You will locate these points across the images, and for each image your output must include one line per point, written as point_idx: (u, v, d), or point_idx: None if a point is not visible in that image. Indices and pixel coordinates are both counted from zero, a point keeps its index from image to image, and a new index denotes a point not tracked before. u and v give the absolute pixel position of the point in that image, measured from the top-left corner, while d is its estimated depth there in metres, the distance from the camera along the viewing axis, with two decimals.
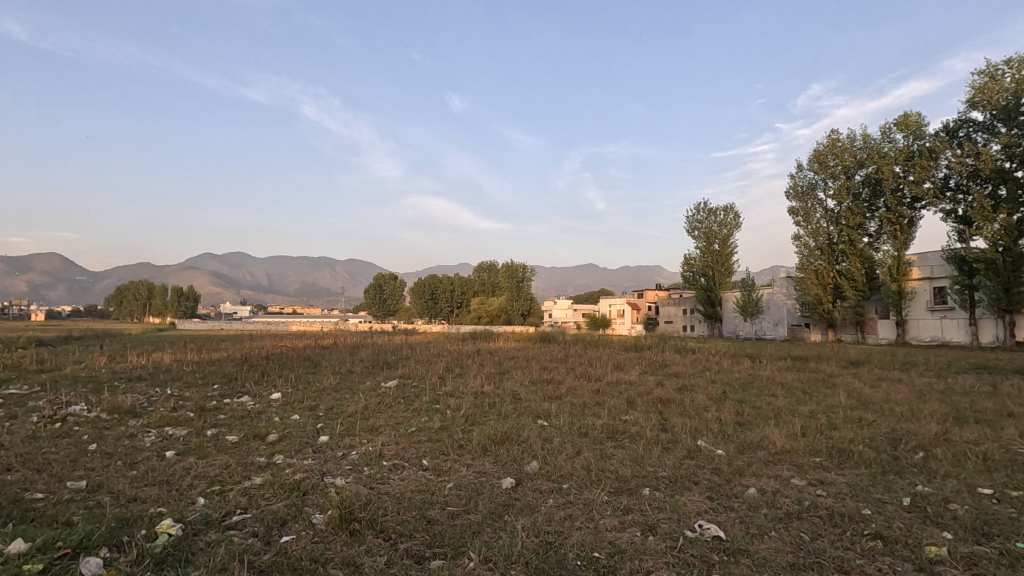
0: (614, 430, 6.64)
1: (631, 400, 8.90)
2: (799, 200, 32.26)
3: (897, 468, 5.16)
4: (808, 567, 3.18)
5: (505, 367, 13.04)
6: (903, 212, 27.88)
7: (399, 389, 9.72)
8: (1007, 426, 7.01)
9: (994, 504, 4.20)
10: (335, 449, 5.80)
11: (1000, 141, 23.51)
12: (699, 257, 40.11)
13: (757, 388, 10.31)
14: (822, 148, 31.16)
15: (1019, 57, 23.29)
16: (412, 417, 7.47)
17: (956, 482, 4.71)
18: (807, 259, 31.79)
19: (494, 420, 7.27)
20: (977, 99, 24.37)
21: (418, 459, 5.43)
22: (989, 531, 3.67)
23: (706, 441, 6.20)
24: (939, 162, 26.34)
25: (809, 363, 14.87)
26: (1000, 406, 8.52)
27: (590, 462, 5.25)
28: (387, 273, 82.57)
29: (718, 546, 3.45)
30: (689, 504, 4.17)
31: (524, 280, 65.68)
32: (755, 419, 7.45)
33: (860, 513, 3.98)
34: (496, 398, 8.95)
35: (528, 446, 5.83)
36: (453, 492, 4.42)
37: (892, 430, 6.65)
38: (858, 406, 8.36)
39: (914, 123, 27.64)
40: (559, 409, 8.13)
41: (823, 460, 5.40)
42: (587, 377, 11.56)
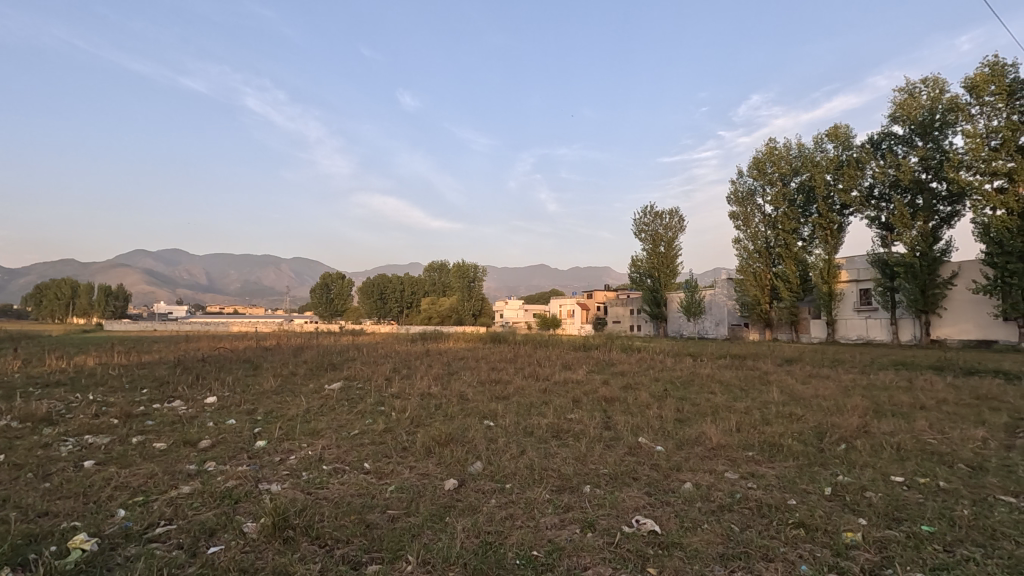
0: (559, 429, 6.73)
1: (577, 399, 9.03)
2: (739, 205, 33.65)
3: (821, 460, 5.46)
4: (736, 556, 3.32)
5: (454, 368, 12.94)
6: (833, 219, 29.58)
7: (343, 391, 9.47)
8: (920, 418, 7.56)
9: (905, 490, 4.53)
10: (273, 453, 5.62)
11: (918, 154, 25.39)
12: (646, 258, 41.20)
13: (698, 386, 10.66)
14: (761, 156, 32.65)
15: (933, 77, 25.23)
16: (356, 419, 7.31)
17: (872, 471, 5.03)
18: (746, 262, 33.25)
19: (440, 421, 7.22)
20: (898, 114, 26.20)
21: (359, 462, 5.32)
22: (899, 515, 3.95)
23: (647, 438, 6.35)
24: (865, 172, 28.12)
25: (747, 362, 15.56)
26: (915, 399, 9.17)
27: (533, 462, 5.29)
28: (334, 272, 80.33)
29: (653, 540, 3.55)
30: (628, 500, 4.28)
31: (475, 281, 65.34)
32: (694, 415, 7.72)
33: (785, 503, 4.19)
34: (442, 399, 8.88)
35: (473, 447, 5.83)
36: (394, 495, 4.35)
37: (819, 424, 7.05)
38: (789, 402, 8.81)
39: (843, 134, 29.38)
40: (505, 408, 8.17)
41: (756, 454, 5.66)
42: (535, 377, 11.65)
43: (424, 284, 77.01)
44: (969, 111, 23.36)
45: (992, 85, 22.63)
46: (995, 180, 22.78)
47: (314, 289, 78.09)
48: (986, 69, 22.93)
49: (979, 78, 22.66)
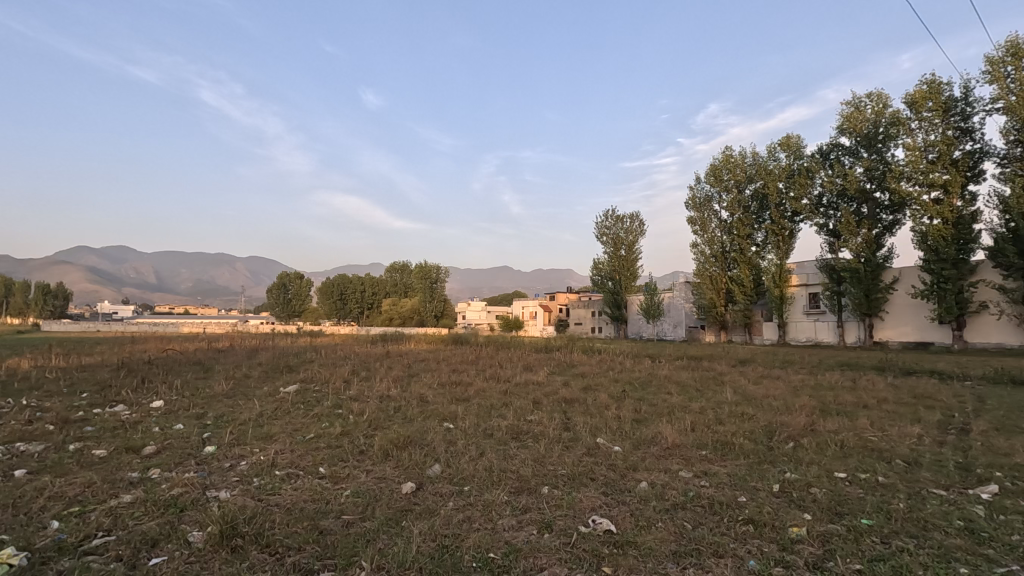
0: (518, 431, 6.75)
1: (538, 401, 9.08)
2: (697, 210, 34.55)
3: (771, 458, 5.66)
4: (688, 553, 3.40)
5: (415, 370, 12.81)
6: (784, 225, 30.72)
7: (300, 394, 9.23)
8: (862, 417, 7.92)
9: (847, 486, 4.74)
10: (223, 459, 5.42)
11: (863, 165, 26.68)
12: (607, 261, 41.84)
13: (655, 387, 10.89)
14: (718, 163, 33.64)
15: (877, 92, 26.58)
16: (311, 423, 7.14)
17: (818, 468, 5.25)
18: (703, 265, 34.17)
19: (399, 424, 7.12)
20: (845, 126, 27.48)
21: (314, 467, 5.19)
22: (841, 510, 4.13)
23: (605, 439, 6.44)
24: (814, 181, 29.34)
25: (703, 363, 16.01)
26: (859, 399, 9.60)
27: (492, 464, 5.28)
28: (292, 272, 78.28)
29: (609, 539, 3.59)
30: (585, 500, 4.32)
31: (437, 281, 64.86)
32: (651, 416, 7.87)
33: (736, 500, 4.32)
34: (402, 402, 8.76)
35: (432, 450, 5.77)
36: (349, 500, 4.26)
37: (769, 423, 7.31)
38: (742, 402, 9.10)
39: (794, 144, 30.57)
40: (465, 410, 8.14)
41: (709, 453, 5.82)
42: (497, 379, 11.65)
43: (385, 284, 75.94)
44: (910, 125, 24.71)
45: (929, 102, 23.99)
46: (933, 191, 24.14)
47: (271, 289, 75.85)
48: (924, 87, 24.31)
49: (918, 94, 24.00)
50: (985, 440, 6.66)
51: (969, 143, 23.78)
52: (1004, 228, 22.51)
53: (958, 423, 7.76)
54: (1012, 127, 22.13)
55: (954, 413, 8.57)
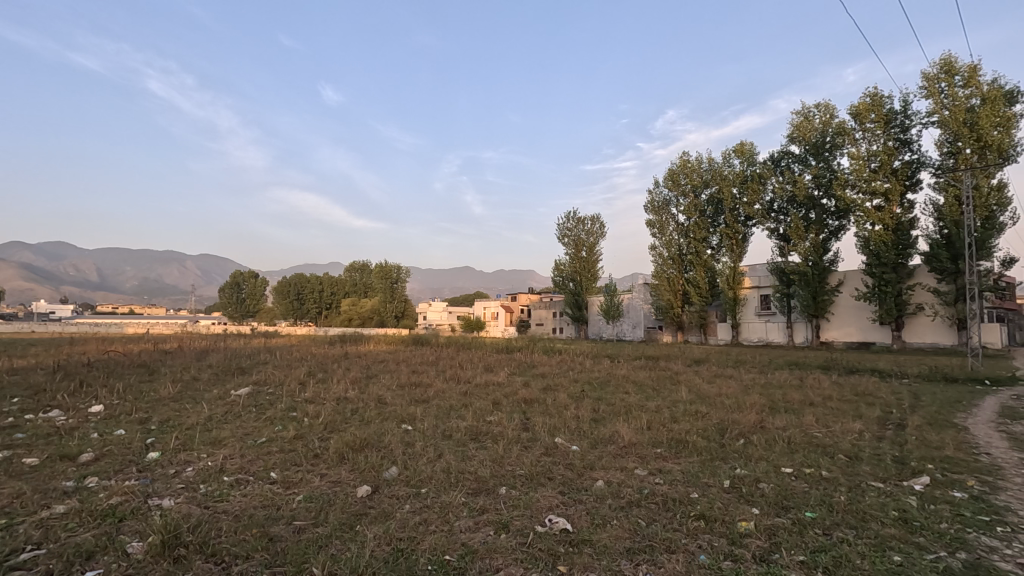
0: (477, 432, 6.72)
1: (498, 402, 9.08)
2: (655, 214, 35.29)
3: (722, 454, 5.84)
4: (641, 550, 3.46)
5: (373, 371, 12.62)
6: (738, 229, 31.76)
7: (251, 397, 8.94)
8: (808, 414, 8.27)
9: (793, 480, 4.93)
10: (167, 465, 5.19)
11: (811, 172, 27.85)
12: (568, 262, 42.25)
13: (613, 386, 11.07)
14: (675, 168, 34.46)
15: (824, 103, 27.82)
16: (264, 426, 6.92)
17: (766, 464, 5.43)
18: (661, 267, 34.94)
19: (355, 426, 6.99)
20: (795, 135, 28.64)
21: (266, 472, 5.03)
22: (787, 504, 4.28)
23: (563, 438, 6.49)
24: (766, 187, 30.45)
25: (660, 363, 16.40)
26: (805, 396, 10.01)
27: (450, 465, 5.25)
28: (246, 271, 75.74)
29: (564, 538, 3.62)
30: (542, 500, 4.34)
31: (397, 281, 64.08)
32: (608, 415, 7.98)
33: (688, 497, 4.43)
34: (359, 404, 8.59)
35: (389, 452, 5.69)
36: (302, 505, 4.15)
37: (720, 420, 7.53)
38: (696, 400, 9.35)
39: (747, 151, 31.66)
40: (424, 412, 8.06)
41: (664, 451, 5.95)
42: (457, 379, 11.60)
43: (344, 284, 74.55)
44: (854, 135, 25.98)
45: (872, 113, 25.28)
46: (875, 199, 25.43)
47: (223, 288, 73.23)
48: (867, 99, 25.62)
49: (862, 106, 25.27)
50: (919, 434, 7.06)
51: (908, 154, 25.17)
52: (938, 234, 23.93)
53: (895, 419, 8.19)
54: (945, 140, 23.56)
55: (891, 410, 9.05)
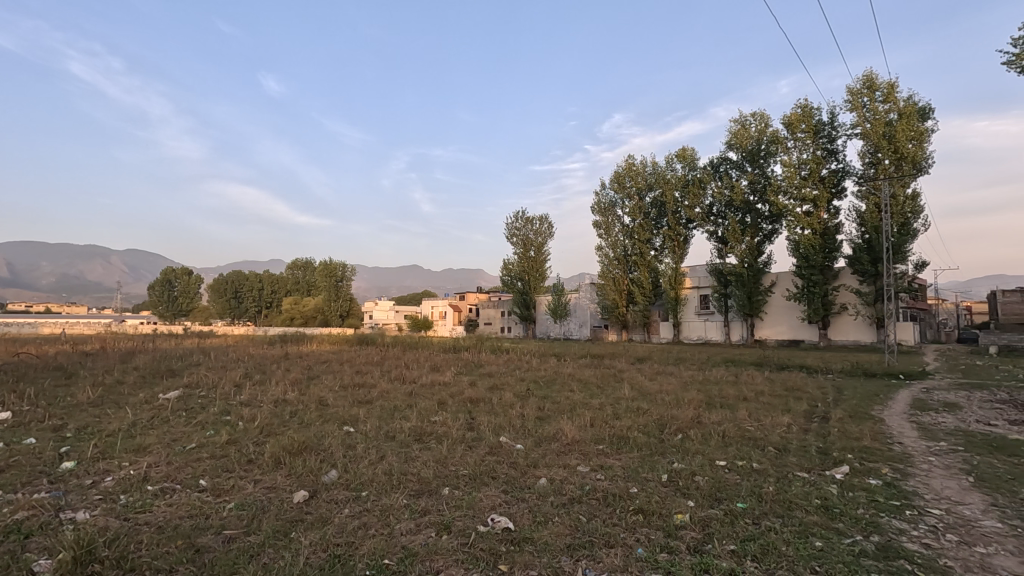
0: (422, 433, 6.63)
1: (444, 401, 9.00)
2: (601, 215, 36.00)
3: (661, 449, 6.02)
4: (582, 546, 3.51)
5: (315, 372, 12.21)
6: (680, 232, 32.86)
7: (181, 401, 8.45)
8: (743, 409, 8.66)
9: (727, 473, 5.14)
10: (83, 476, 4.83)
11: (747, 178, 29.19)
12: (517, 262, 42.44)
13: (559, 385, 11.21)
14: (621, 170, 35.25)
15: (760, 112, 29.22)
16: (194, 431, 6.56)
17: (702, 458, 5.64)
18: (607, 267, 35.69)
19: (293, 429, 6.75)
20: (732, 142, 29.95)
21: (194, 479, 4.76)
22: (720, 496, 4.46)
23: (507, 437, 6.51)
24: (706, 191, 31.65)
25: (605, 361, 16.76)
26: (740, 392, 10.49)
27: (392, 467, 5.15)
28: (178, 268, 71.38)
29: (506, 537, 3.63)
30: (485, 499, 4.34)
31: (342, 280, 62.22)
32: (553, 413, 8.06)
33: (628, 491, 4.54)
34: (299, 406, 8.29)
35: (329, 455, 5.52)
36: (233, 514, 3.96)
37: (660, 417, 7.78)
38: (638, 397, 9.60)
39: (689, 156, 32.83)
40: (367, 413, 7.89)
41: (606, 447, 6.07)
42: (402, 379, 11.43)
43: (286, 282, 71.87)
44: (786, 144, 27.41)
45: (803, 124, 26.77)
46: (804, 204, 26.93)
47: (153, 285, 68.79)
48: (799, 110, 27.10)
49: (794, 116, 26.70)
50: (840, 426, 7.53)
51: (834, 163, 26.81)
52: (860, 239, 25.61)
53: (820, 412, 8.72)
54: (867, 151, 25.23)
55: (817, 404, 9.63)
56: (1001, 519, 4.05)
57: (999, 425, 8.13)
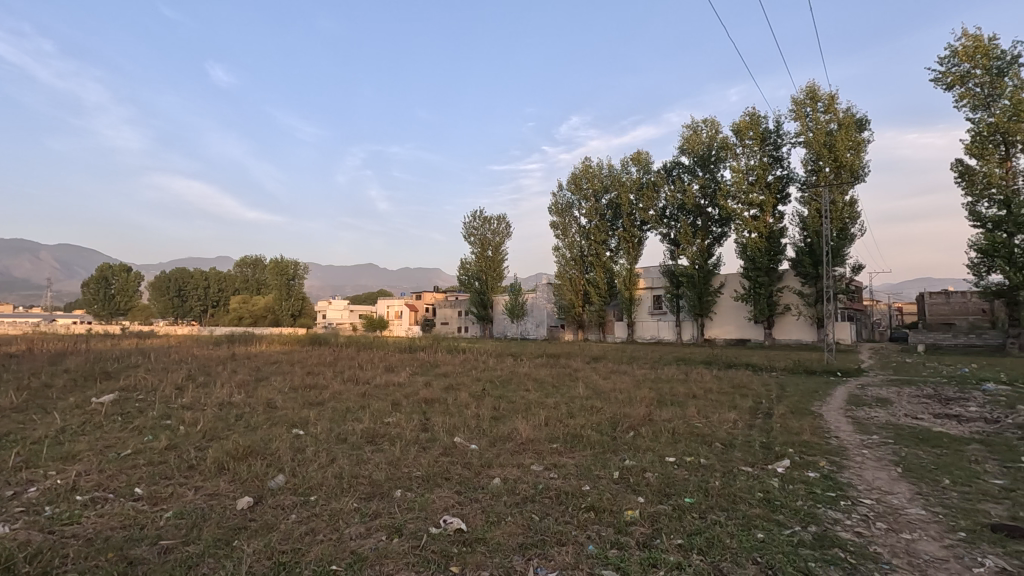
0: (374, 435, 6.50)
1: (398, 402, 8.87)
2: (558, 216, 36.33)
3: (613, 447, 6.13)
4: (533, 544, 3.53)
5: (263, 373, 11.80)
6: (634, 234, 33.54)
7: (117, 405, 7.98)
8: (693, 406, 8.91)
9: (676, 469, 5.29)
10: (2, 487, 4.48)
11: (699, 183, 30.10)
12: (474, 261, 42.32)
13: (515, 384, 11.24)
14: (578, 172, 35.69)
15: (711, 119, 30.18)
16: (131, 437, 6.22)
17: (652, 454, 5.77)
18: (563, 268, 36.07)
19: (239, 433, 6.50)
20: (685, 147, 30.83)
21: (128, 488, 4.51)
22: (669, 491, 4.58)
23: (462, 437, 6.48)
24: (659, 194, 32.47)
25: (561, 360, 16.93)
26: (690, 390, 10.80)
27: (343, 470, 5.04)
28: (115, 264, 67.33)
29: (458, 538, 3.60)
30: (438, 501, 4.30)
31: (294, 279, 60.29)
32: (508, 413, 8.07)
33: (579, 489, 4.60)
34: (246, 409, 7.99)
35: (276, 459, 5.34)
36: (172, 522, 3.78)
37: (613, 415, 7.92)
38: (592, 396, 9.75)
39: (643, 159, 33.58)
40: (318, 415, 7.68)
41: (559, 446, 6.13)
42: (355, 380, 11.20)
43: (233, 280, 69.03)
44: (735, 150, 28.42)
45: (751, 131, 27.83)
46: (752, 209, 27.99)
47: (87, 283, 64.57)
48: (747, 118, 28.16)
49: (742, 123, 27.74)
50: (782, 421, 7.87)
51: (779, 169, 27.97)
52: (802, 242, 26.81)
53: (764, 408, 9.07)
54: (809, 159, 26.46)
55: (761, 400, 10.02)
56: (925, 507, 4.33)
57: (924, 419, 8.68)
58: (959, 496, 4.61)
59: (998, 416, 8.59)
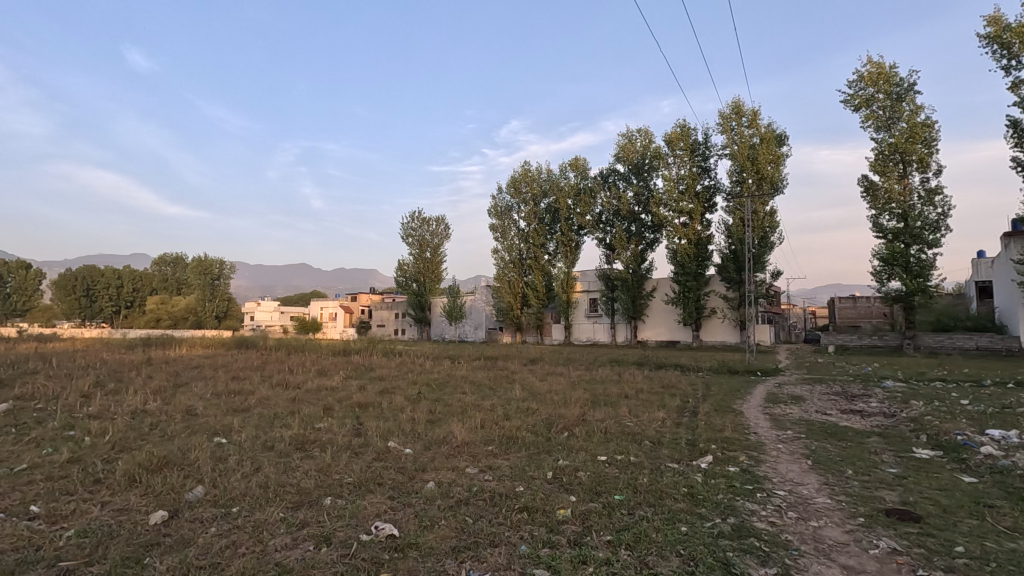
0: (303, 441, 6.28)
1: (330, 407, 8.59)
2: (498, 218, 36.46)
3: (547, 447, 6.23)
4: (466, 547, 3.53)
5: (183, 379, 11.08)
6: (572, 238, 34.18)
7: (10, 416, 7.23)
8: (625, 406, 9.20)
9: (607, 467, 5.44)
10: None
11: (634, 190, 31.13)
12: (412, 263, 41.72)
13: (451, 387, 11.19)
14: (517, 176, 35.98)
15: (645, 129, 31.30)
16: (26, 451, 5.65)
17: (585, 454, 5.92)
18: (502, 271, 36.25)
19: (154, 443, 6.08)
20: (620, 155, 31.82)
21: (22, 506, 4.11)
22: (599, 489, 4.70)
23: (396, 442, 6.38)
24: (596, 200, 33.31)
25: (499, 362, 17.03)
26: (622, 390, 11.14)
27: (268, 479, 4.82)
28: (12, 260, 61.20)
29: (389, 544, 3.54)
30: (370, 507, 4.20)
31: (220, 278, 57.11)
32: (444, 416, 8.01)
33: (514, 490, 4.64)
34: (162, 417, 7.47)
35: (194, 470, 5.03)
36: (72, 542, 3.48)
37: (548, 416, 8.05)
38: (528, 398, 9.86)
39: (580, 165, 34.33)
40: (242, 422, 7.30)
41: (494, 448, 6.16)
42: (285, 385, 10.75)
43: (151, 280, 64.45)
44: (667, 160, 29.64)
45: (681, 142, 29.12)
46: (682, 216, 29.24)
47: None
48: (678, 129, 29.43)
49: (674, 135, 28.96)
50: (706, 419, 8.29)
51: (707, 179, 29.40)
52: (728, 249, 28.30)
53: (690, 407, 9.50)
54: (734, 170, 28.00)
55: (689, 399, 10.51)
56: (830, 495, 4.69)
57: (833, 414, 9.40)
58: (860, 484, 5.04)
59: (895, 411, 9.43)
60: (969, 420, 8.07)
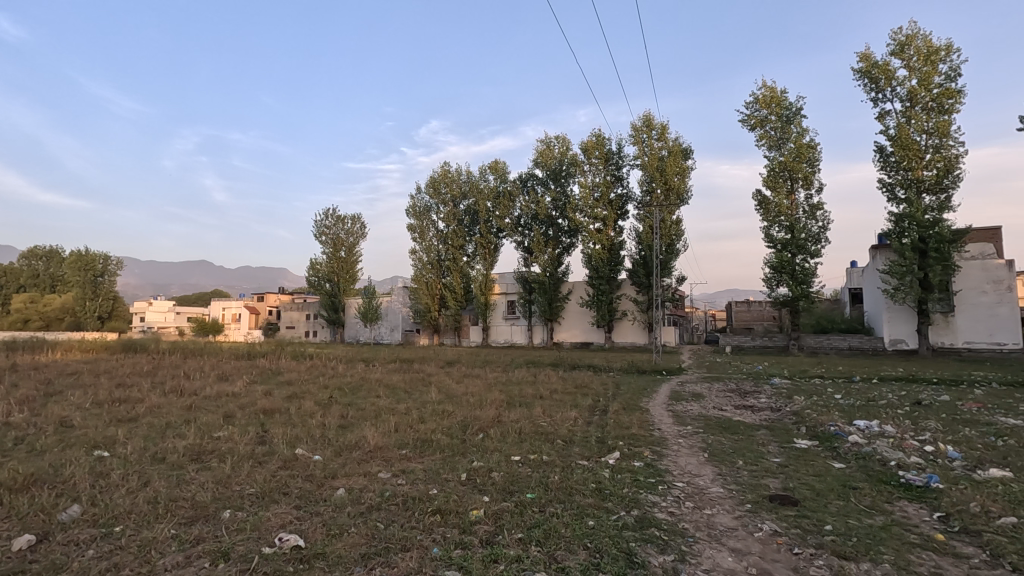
0: (200, 451, 5.85)
1: (231, 414, 8.06)
2: (416, 218, 35.90)
3: (462, 449, 6.24)
4: (377, 553, 3.47)
5: (55, 387, 9.91)
6: (491, 240, 34.37)
7: None
8: (540, 407, 9.40)
9: (521, 467, 5.54)
10: None
11: (551, 195, 31.90)
12: (325, 262, 40.12)
13: (365, 390, 10.89)
14: (437, 177, 35.65)
15: (562, 136, 32.19)
16: None
17: (500, 454, 5.99)
18: (420, 271, 35.77)
19: (18, 460, 5.39)
20: (539, 160, 32.54)
21: None
22: (513, 489, 4.78)
23: (304, 449, 6.11)
24: (515, 203, 33.79)
25: (415, 365, 16.81)
26: (537, 391, 11.39)
27: (159, 494, 4.45)
28: None
29: (295, 556, 3.40)
30: (273, 518, 4.00)
31: (104, 276, 51.79)
32: (357, 421, 7.78)
33: (426, 493, 4.61)
34: (30, 430, 6.66)
35: (69, 488, 4.54)
36: None
37: (464, 418, 8.05)
38: (444, 400, 9.79)
39: (500, 168, 34.65)
40: (129, 433, 6.67)
41: (408, 451, 6.07)
42: (180, 391, 9.95)
43: (18, 275, 57.26)
44: (583, 167, 30.62)
45: (597, 151, 30.25)
46: (596, 222, 30.34)
47: None
48: (593, 138, 30.52)
49: (589, 143, 30.02)
50: (616, 418, 8.66)
51: (620, 188, 30.70)
52: (638, 255, 29.72)
53: (601, 406, 9.90)
54: (644, 180, 29.47)
55: (600, 398, 10.94)
56: (723, 485, 5.09)
57: (727, 410, 10.19)
58: (748, 473, 5.50)
59: (780, 406, 10.38)
60: (840, 412, 9.06)
